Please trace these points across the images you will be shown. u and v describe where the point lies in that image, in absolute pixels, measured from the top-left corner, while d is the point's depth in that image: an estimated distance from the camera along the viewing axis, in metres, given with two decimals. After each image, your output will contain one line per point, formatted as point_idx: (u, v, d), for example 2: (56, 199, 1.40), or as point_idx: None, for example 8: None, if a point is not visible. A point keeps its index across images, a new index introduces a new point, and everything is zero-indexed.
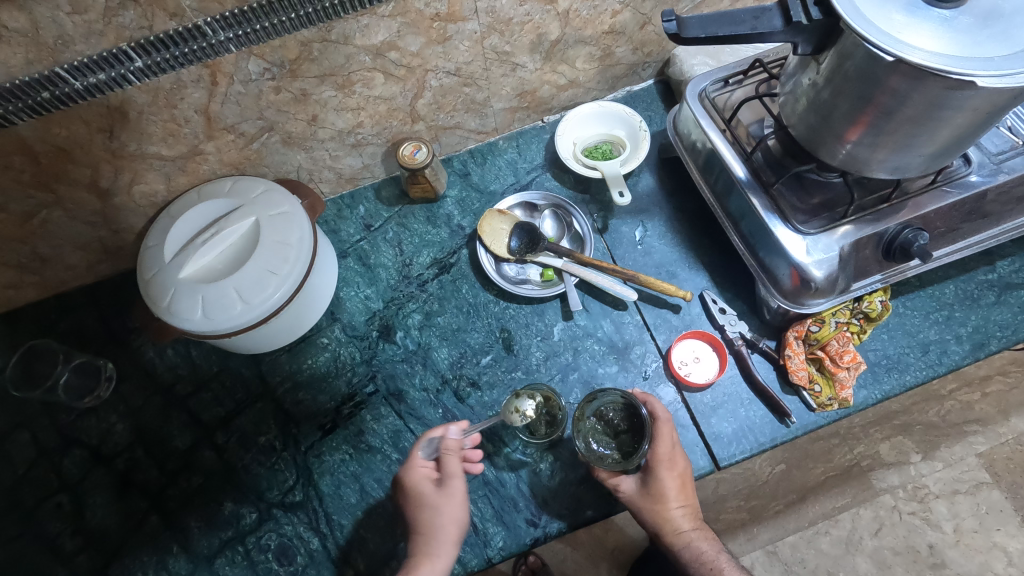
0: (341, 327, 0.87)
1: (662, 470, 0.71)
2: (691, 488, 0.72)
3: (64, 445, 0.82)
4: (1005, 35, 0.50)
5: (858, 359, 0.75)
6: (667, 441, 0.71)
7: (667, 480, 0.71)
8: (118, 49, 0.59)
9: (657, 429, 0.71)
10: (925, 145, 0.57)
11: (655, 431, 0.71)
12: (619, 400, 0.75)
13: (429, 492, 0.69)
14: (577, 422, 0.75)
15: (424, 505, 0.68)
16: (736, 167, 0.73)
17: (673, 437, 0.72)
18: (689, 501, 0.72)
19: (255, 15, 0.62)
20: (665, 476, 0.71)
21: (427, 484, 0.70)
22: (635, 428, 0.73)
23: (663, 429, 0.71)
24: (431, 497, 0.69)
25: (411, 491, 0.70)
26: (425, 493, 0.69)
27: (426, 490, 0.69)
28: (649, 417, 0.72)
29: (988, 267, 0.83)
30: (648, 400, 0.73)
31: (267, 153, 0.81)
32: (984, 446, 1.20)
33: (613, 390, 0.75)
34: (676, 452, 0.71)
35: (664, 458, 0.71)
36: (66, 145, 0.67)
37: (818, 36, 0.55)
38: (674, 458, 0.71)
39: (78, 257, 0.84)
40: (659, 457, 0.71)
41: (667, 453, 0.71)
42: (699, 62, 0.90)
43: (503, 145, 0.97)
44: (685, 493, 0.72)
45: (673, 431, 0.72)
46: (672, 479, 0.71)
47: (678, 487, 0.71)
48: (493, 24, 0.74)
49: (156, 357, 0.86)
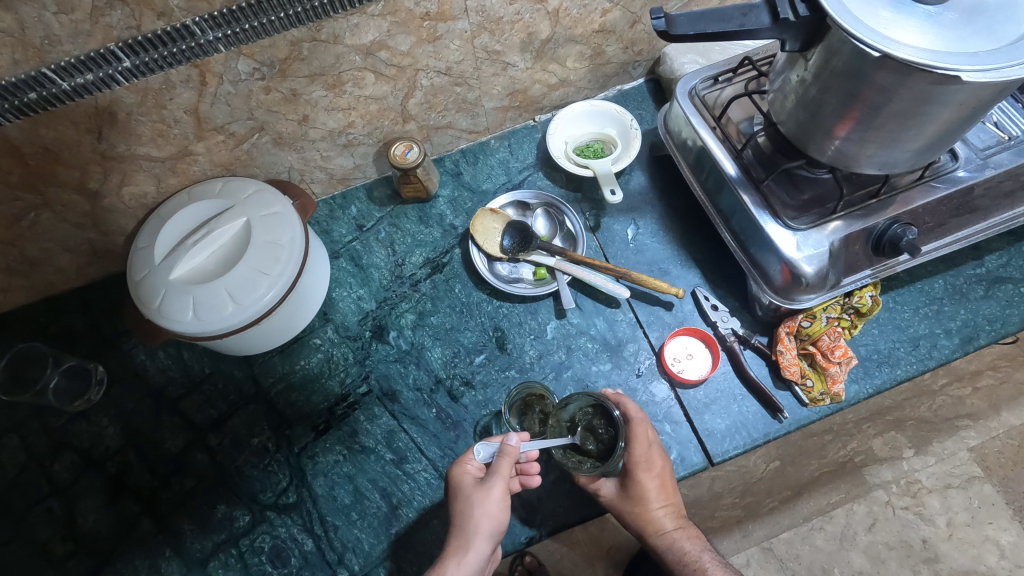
0: (334, 328, 0.86)
1: (640, 472, 0.72)
2: (672, 487, 0.73)
3: (55, 449, 0.81)
4: (988, 31, 0.51)
5: (849, 354, 0.76)
6: (642, 442, 0.71)
7: (646, 481, 0.72)
8: (106, 49, 0.59)
9: (631, 431, 0.70)
10: (913, 139, 0.58)
11: (629, 433, 0.70)
12: (589, 402, 0.73)
13: (471, 485, 0.68)
14: (553, 427, 0.74)
15: (460, 500, 0.67)
16: (726, 165, 0.74)
17: (648, 437, 0.72)
18: (671, 501, 0.74)
19: (243, 14, 0.62)
20: (643, 478, 0.72)
21: (471, 481, 0.68)
22: (609, 429, 0.70)
23: (637, 431, 0.70)
24: (472, 491, 0.67)
25: (455, 487, 0.69)
26: (465, 487, 0.68)
27: (469, 486, 0.68)
28: (623, 418, 0.71)
29: (976, 261, 0.84)
30: (621, 401, 0.72)
31: (258, 154, 0.80)
32: (976, 440, 1.21)
33: (582, 394, 0.73)
34: (653, 452, 0.72)
35: (642, 460, 0.72)
36: (54, 146, 0.67)
37: (806, 33, 0.55)
38: (651, 458, 0.72)
39: (67, 259, 0.84)
40: (637, 460, 0.72)
41: (644, 454, 0.72)
42: (690, 61, 0.91)
43: (494, 144, 0.97)
44: (665, 493, 0.73)
45: (648, 432, 0.71)
46: (651, 480, 0.72)
47: (658, 488, 0.73)
48: (483, 23, 0.75)
49: (147, 360, 0.86)
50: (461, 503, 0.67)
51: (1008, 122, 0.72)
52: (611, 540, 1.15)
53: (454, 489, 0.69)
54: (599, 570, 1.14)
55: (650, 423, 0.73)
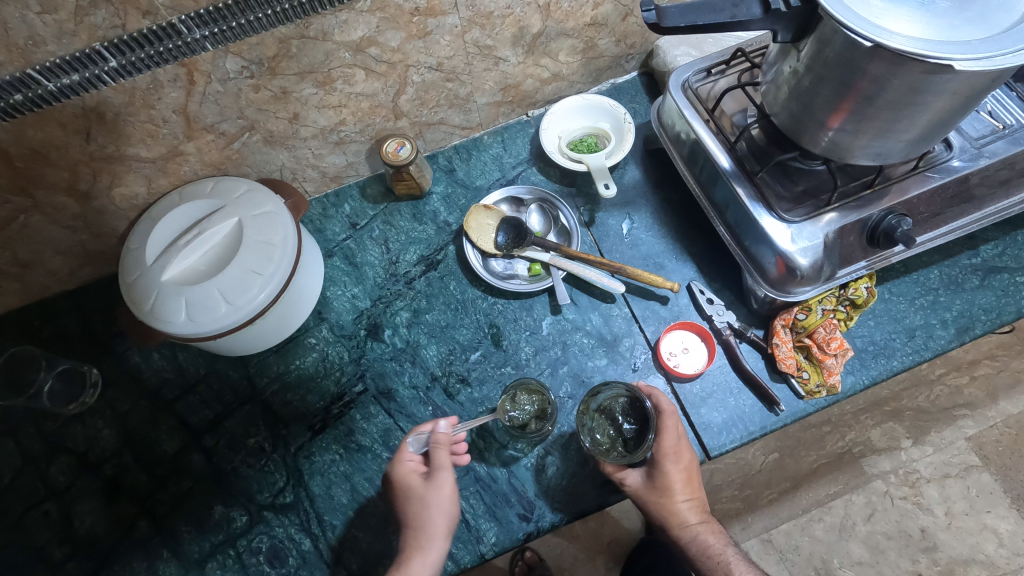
0: (329, 327, 0.86)
1: (668, 463, 0.71)
2: (697, 481, 0.73)
3: (51, 452, 0.81)
4: (981, 19, 0.51)
5: (845, 346, 0.75)
6: (672, 434, 0.71)
7: (673, 473, 0.71)
8: (92, 49, 0.59)
9: (662, 423, 0.71)
10: (906, 130, 0.57)
11: (660, 424, 0.71)
12: (622, 394, 0.74)
13: (417, 484, 0.69)
14: (580, 415, 0.74)
15: (410, 501, 0.68)
16: (720, 157, 0.73)
17: (678, 430, 0.72)
18: (695, 494, 0.73)
19: (230, 12, 0.61)
20: (671, 470, 0.71)
21: (415, 478, 0.69)
22: (638, 421, 0.72)
23: (668, 423, 0.71)
24: (421, 489, 0.68)
25: (402, 489, 0.69)
26: (412, 488, 0.68)
27: (414, 485, 0.68)
28: (654, 410, 0.72)
29: (971, 251, 0.84)
30: (654, 394, 0.73)
31: (249, 153, 0.80)
32: (973, 429, 1.21)
33: (616, 384, 0.74)
34: (682, 445, 0.72)
35: (670, 452, 0.71)
36: (42, 148, 0.66)
37: (797, 24, 0.55)
38: (679, 451, 0.72)
39: (59, 261, 0.83)
40: (665, 452, 0.71)
41: (673, 446, 0.71)
42: (683, 53, 0.90)
43: (488, 140, 0.96)
44: (691, 486, 0.72)
45: (679, 425, 0.72)
46: (678, 472, 0.71)
47: (684, 480, 0.72)
48: (474, 18, 0.74)
49: (142, 362, 0.85)
50: (412, 503, 0.68)
51: (1003, 111, 0.71)
52: (612, 533, 1.15)
53: (400, 490, 0.69)
54: (599, 564, 1.15)
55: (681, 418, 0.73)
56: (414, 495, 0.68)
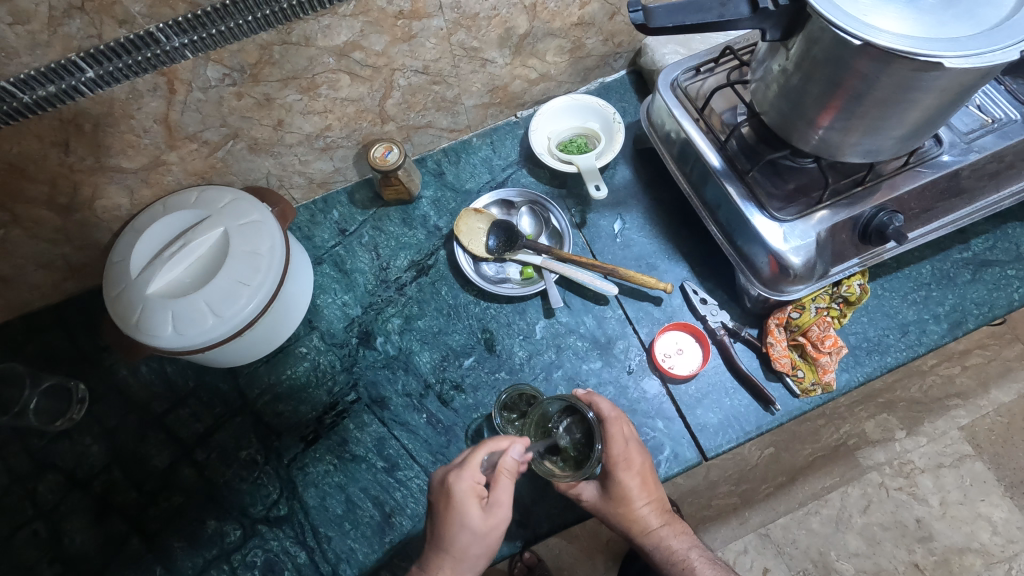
0: (320, 335, 0.85)
1: (620, 473, 0.70)
2: (653, 482, 0.72)
3: (39, 470, 0.80)
4: (969, 15, 0.50)
5: (839, 343, 0.75)
6: (619, 440, 0.69)
7: (628, 481, 0.70)
8: (67, 60, 0.57)
9: (606, 431, 0.68)
10: (896, 127, 0.57)
11: (605, 432, 0.68)
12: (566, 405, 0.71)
13: (473, 511, 0.63)
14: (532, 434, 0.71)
15: (453, 526, 0.63)
16: (711, 156, 0.73)
17: (625, 434, 0.69)
18: (654, 496, 0.71)
19: (209, 19, 0.60)
20: (624, 478, 0.70)
21: (474, 507, 0.63)
22: (585, 433, 0.68)
23: (613, 429, 0.68)
24: (478, 521, 0.63)
25: (455, 509, 0.63)
26: (466, 515, 0.63)
27: (475, 516, 0.63)
28: (597, 418, 0.69)
29: (962, 245, 0.84)
30: (593, 400, 0.70)
31: (234, 161, 0.78)
32: (966, 419, 1.21)
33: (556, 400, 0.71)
34: (631, 450, 0.70)
35: (620, 460, 0.69)
36: (19, 161, 0.65)
37: (785, 22, 0.54)
38: (629, 457, 0.70)
39: (41, 275, 0.81)
40: (615, 460, 0.69)
41: (622, 453, 0.69)
42: (670, 51, 0.90)
43: (476, 143, 0.95)
44: (648, 490, 0.71)
45: (624, 429, 0.69)
46: (632, 479, 0.70)
47: (640, 485, 0.70)
48: (459, 20, 0.73)
49: (130, 375, 0.84)
50: (462, 531, 0.63)
51: (992, 105, 0.71)
52: (610, 533, 1.15)
53: (452, 513, 0.63)
54: (598, 563, 1.15)
55: (627, 420, 0.71)
56: (467, 524, 0.63)
